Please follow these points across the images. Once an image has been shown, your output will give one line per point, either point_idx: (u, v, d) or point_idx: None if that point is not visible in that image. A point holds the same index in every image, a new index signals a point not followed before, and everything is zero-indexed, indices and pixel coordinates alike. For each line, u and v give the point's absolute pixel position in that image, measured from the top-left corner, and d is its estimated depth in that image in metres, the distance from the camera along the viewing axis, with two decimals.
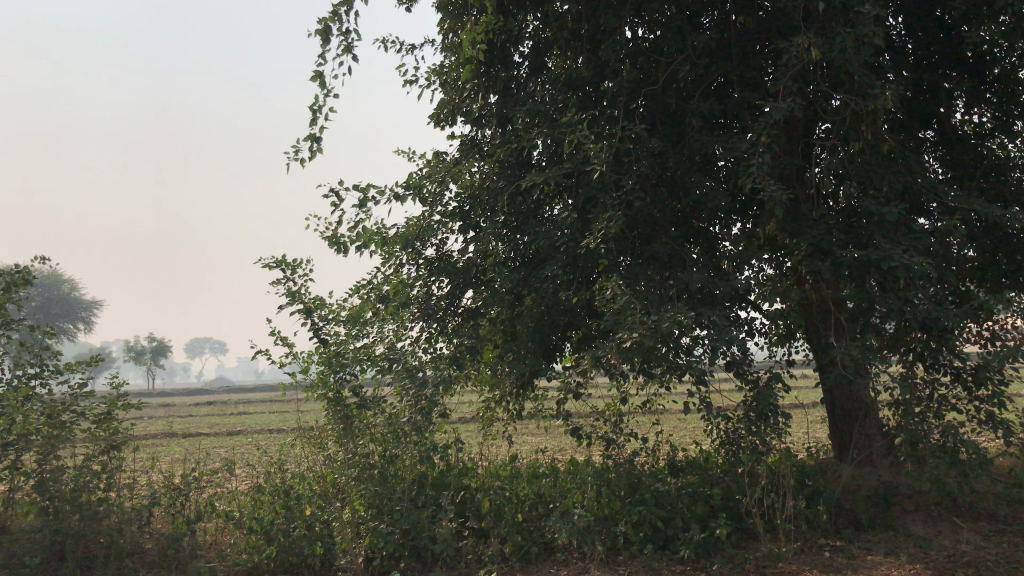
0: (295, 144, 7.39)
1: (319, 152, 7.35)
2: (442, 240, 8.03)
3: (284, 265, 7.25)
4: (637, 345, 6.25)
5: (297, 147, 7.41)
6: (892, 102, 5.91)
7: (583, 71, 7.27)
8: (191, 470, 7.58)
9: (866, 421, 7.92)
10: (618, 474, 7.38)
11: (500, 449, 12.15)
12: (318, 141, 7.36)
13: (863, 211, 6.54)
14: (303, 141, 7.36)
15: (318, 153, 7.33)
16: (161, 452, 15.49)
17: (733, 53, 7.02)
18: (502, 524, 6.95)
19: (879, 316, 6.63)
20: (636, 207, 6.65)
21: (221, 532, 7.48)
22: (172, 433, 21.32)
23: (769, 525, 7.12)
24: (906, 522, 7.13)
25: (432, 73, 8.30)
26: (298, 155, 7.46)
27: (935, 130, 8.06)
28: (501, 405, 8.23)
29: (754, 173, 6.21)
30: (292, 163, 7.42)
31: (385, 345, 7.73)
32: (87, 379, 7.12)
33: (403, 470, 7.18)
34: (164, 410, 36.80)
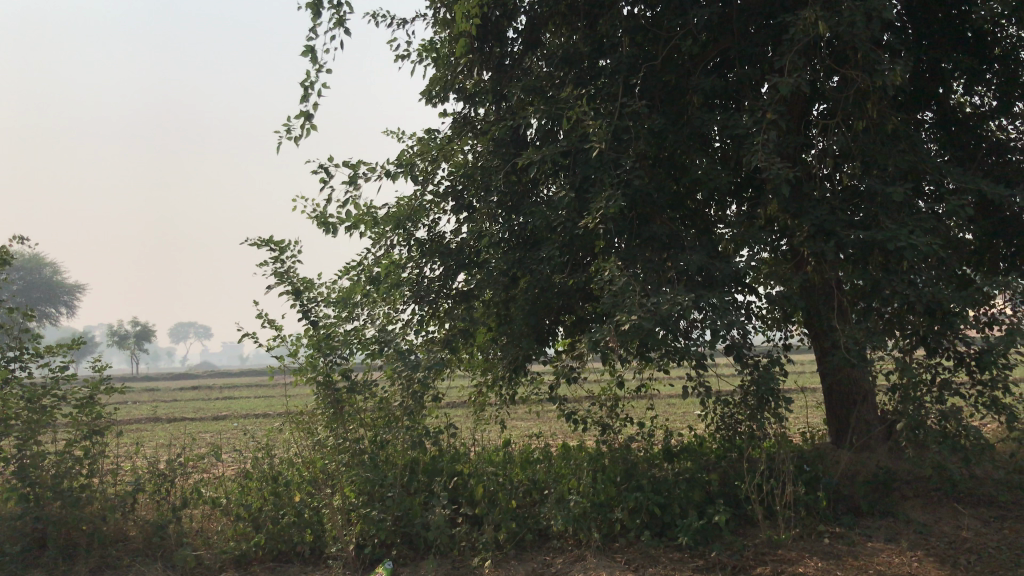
0: (288, 123, 7.24)
1: (313, 130, 7.17)
2: (434, 221, 7.85)
3: (271, 245, 7.03)
4: (636, 328, 6.09)
5: (290, 125, 7.26)
6: (900, 78, 5.77)
7: (581, 46, 7.08)
8: (176, 456, 7.40)
9: (864, 405, 7.86)
10: (613, 460, 7.26)
11: (493, 434, 12.02)
12: (311, 118, 7.17)
13: (867, 192, 6.42)
14: (297, 118, 7.16)
15: (311, 130, 7.15)
16: (143, 437, 15.25)
17: (734, 30, 6.86)
18: (496, 511, 6.80)
19: (882, 299, 6.51)
20: (636, 186, 6.48)
21: (208, 519, 7.31)
22: (158, 419, 21.13)
23: (768, 511, 7.01)
24: (905, 508, 7.03)
25: (424, 49, 8.09)
26: (291, 133, 7.31)
27: (934, 112, 7.88)
28: (494, 390, 8.08)
29: (758, 151, 6.05)
30: (285, 141, 7.26)
31: (376, 328, 7.49)
32: (69, 363, 6.90)
33: (395, 455, 7.06)
34: (148, 395, 36.54)
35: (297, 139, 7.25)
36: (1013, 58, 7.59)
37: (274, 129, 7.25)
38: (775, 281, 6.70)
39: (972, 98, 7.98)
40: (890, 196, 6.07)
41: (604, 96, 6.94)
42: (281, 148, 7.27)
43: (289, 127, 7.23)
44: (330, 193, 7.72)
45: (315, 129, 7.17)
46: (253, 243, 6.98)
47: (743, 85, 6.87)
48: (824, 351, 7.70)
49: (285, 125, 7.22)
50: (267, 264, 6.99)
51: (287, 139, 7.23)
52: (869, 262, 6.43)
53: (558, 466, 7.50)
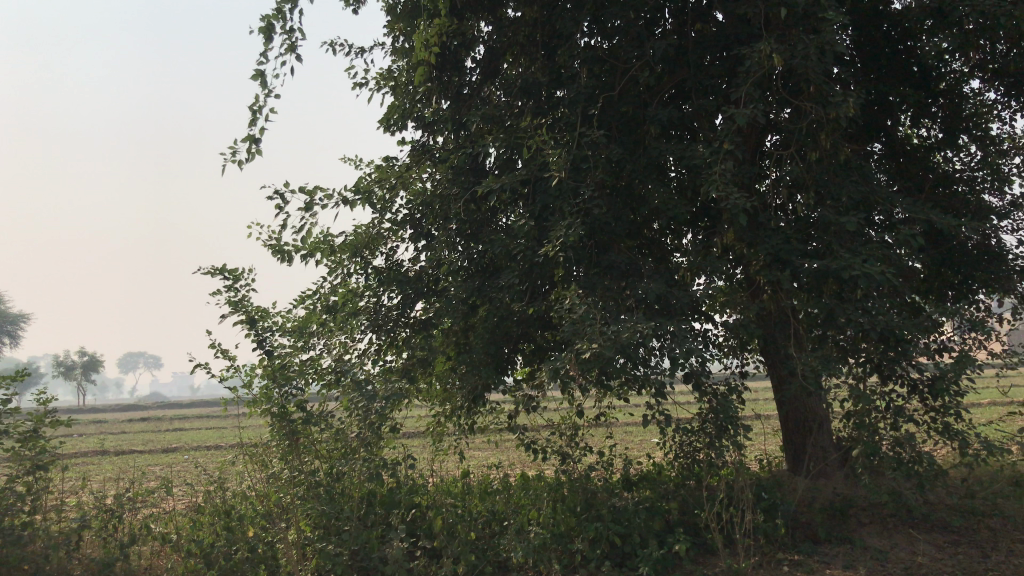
0: (233, 146, 7.16)
1: (257, 154, 7.09)
2: (392, 249, 7.79)
3: (225, 273, 6.90)
4: (596, 356, 6.09)
5: (235, 150, 7.17)
6: (852, 109, 5.91)
7: (539, 76, 7.13)
8: (124, 491, 7.20)
9: (821, 432, 7.94)
10: (572, 489, 7.22)
11: (451, 465, 11.91)
12: (257, 143, 7.09)
13: (821, 221, 6.52)
14: (242, 143, 7.08)
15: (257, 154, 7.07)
16: (89, 473, 14.78)
17: (690, 61, 6.98)
18: (455, 544, 6.69)
19: (838, 326, 6.59)
20: (594, 215, 6.51)
21: (156, 557, 7.08)
22: (104, 452, 20.57)
23: (727, 540, 7.00)
24: (862, 534, 7.08)
25: (382, 78, 8.09)
26: (236, 157, 7.21)
27: (882, 144, 8.04)
28: (452, 420, 8.00)
29: (715, 180, 6.12)
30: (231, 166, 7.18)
31: (332, 358, 7.46)
32: (12, 396, 6.67)
33: (352, 487, 6.85)
34: (95, 427, 35.56)
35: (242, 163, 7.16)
36: (957, 93, 7.82)
37: (220, 153, 7.17)
38: (732, 309, 6.77)
39: (919, 130, 8.21)
40: (844, 225, 6.19)
41: (563, 126, 6.99)
42: (227, 172, 7.18)
43: (234, 150, 7.14)
44: (285, 221, 7.64)
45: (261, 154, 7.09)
46: (204, 271, 6.84)
47: (699, 115, 6.97)
48: (781, 378, 7.77)
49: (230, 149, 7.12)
50: (221, 293, 6.86)
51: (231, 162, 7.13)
52: (824, 290, 6.53)
53: (517, 497, 7.43)
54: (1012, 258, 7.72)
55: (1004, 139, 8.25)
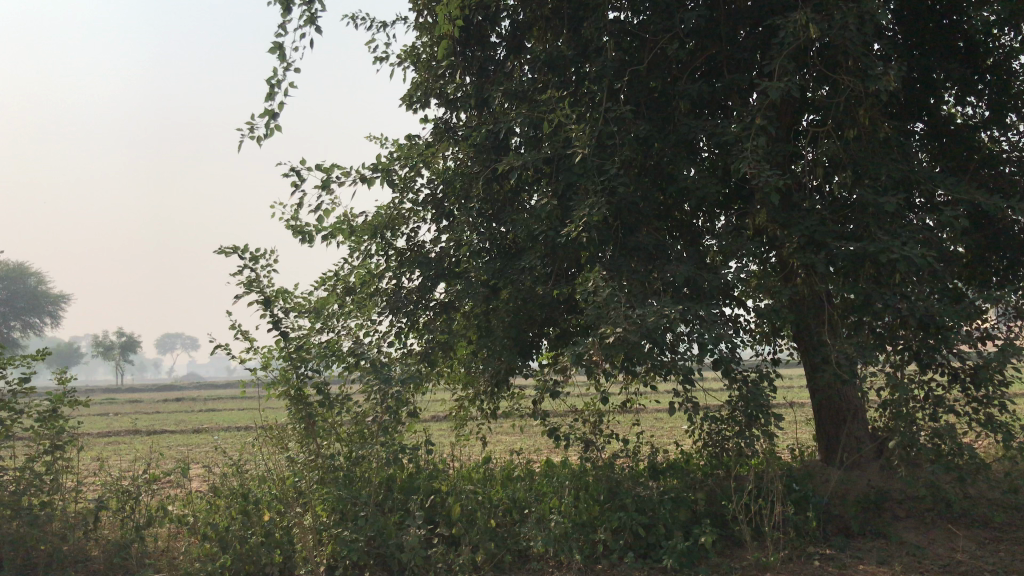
0: (251, 120, 6.96)
1: (275, 129, 6.90)
2: (413, 229, 7.61)
3: (243, 253, 6.75)
4: (621, 340, 5.85)
5: (252, 125, 6.96)
6: (893, 82, 5.59)
7: (564, 50, 6.86)
8: (142, 472, 7.07)
9: (855, 422, 7.64)
10: (596, 477, 7.02)
11: (475, 451, 11.79)
12: (276, 117, 6.90)
13: (858, 202, 6.23)
14: (260, 117, 6.89)
15: (274, 130, 6.87)
16: (116, 452, 14.81)
17: (722, 35, 6.69)
18: (474, 531, 6.53)
19: (875, 312, 6.30)
20: (620, 194, 6.26)
21: (174, 539, 6.98)
22: (134, 431, 20.77)
23: (756, 532, 6.76)
24: (898, 529, 6.81)
25: (405, 54, 7.87)
26: (253, 132, 7.02)
27: (924, 123, 7.66)
28: (475, 405, 7.83)
29: (747, 158, 5.85)
30: (247, 140, 6.98)
31: (351, 340, 7.19)
32: (31, 375, 6.57)
33: (370, 472, 6.71)
34: (128, 406, 36.06)
35: (258, 138, 6.96)
36: (1006, 68, 7.42)
37: (236, 127, 6.98)
38: (764, 293, 6.51)
39: (963, 108, 7.81)
40: (883, 205, 5.89)
41: (588, 101, 6.72)
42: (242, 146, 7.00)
43: (251, 125, 6.95)
44: (302, 199, 7.43)
45: (279, 129, 6.90)
46: (222, 250, 6.69)
47: (731, 91, 6.68)
48: (814, 365, 7.47)
49: (246, 123, 6.93)
50: (239, 272, 6.71)
51: (249, 137, 6.94)
52: (861, 274, 6.23)
53: (539, 485, 7.25)
54: None
55: None
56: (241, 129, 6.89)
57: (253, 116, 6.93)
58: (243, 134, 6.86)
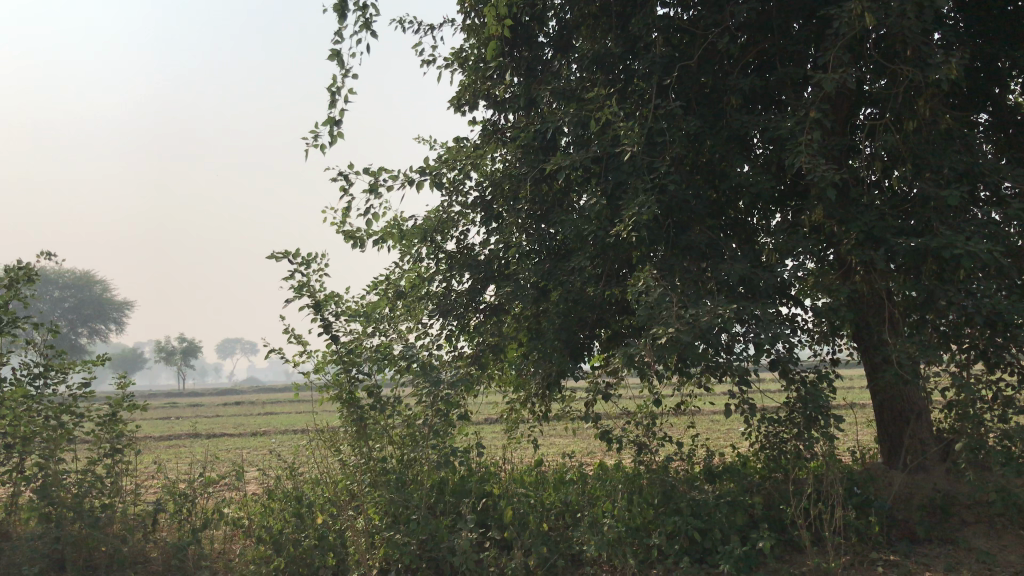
0: (314, 129, 6.97)
1: (339, 137, 6.90)
2: (463, 232, 7.59)
3: (296, 258, 6.82)
4: (673, 341, 5.74)
5: (316, 134, 6.99)
6: (956, 70, 5.38)
7: (612, 48, 6.78)
8: (199, 476, 7.16)
9: (919, 424, 7.37)
10: (650, 481, 6.91)
11: (528, 453, 11.74)
12: (338, 125, 6.91)
13: (919, 196, 6.02)
14: (324, 126, 6.91)
15: (337, 138, 6.88)
16: (177, 456, 15.13)
17: (775, 27, 6.53)
18: (526, 535, 6.47)
19: (938, 310, 6.07)
20: (671, 192, 6.14)
21: (229, 541, 7.07)
22: (194, 434, 21.19)
23: (816, 537, 6.57)
24: (966, 535, 6.55)
25: (452, 56, 7.87)
26: (316, 141, 7.03)
27: (989, 113, 7.37)
28: (526, 408, 7.77)
29: (802, 152, 5.68)
30: (312, 149, 7.00)
31: (402, 344, 7.15)
32: (91, 380, 6.69)
33: (422, 475, 6.71)
34: (188, 410, 36.85)
35: (322, 147, 6.97)
36: None
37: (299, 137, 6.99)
38: (821, 292, 6.33)
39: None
40: (946, 199, 5.67)
41: (637, 98, 6.62)
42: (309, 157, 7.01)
43: (314, 134, 6.95)
44: (350, 203, 7.48)
45: (343, 137, 6.90)
46: (273, 255, 6.76)
47: (785, 84, 6.51)
48: (874, 364, 7.23)
49: (310, 133, 6.93)
50: (291, 276, 6.78)
51: (313, 146, 6.96)
52: (923, 270, 6.01)
53: (592, 488, 7.17)
54: None
55: None
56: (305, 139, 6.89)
57: (315, 126, 6.94)
58: (308, 145, 6.88)
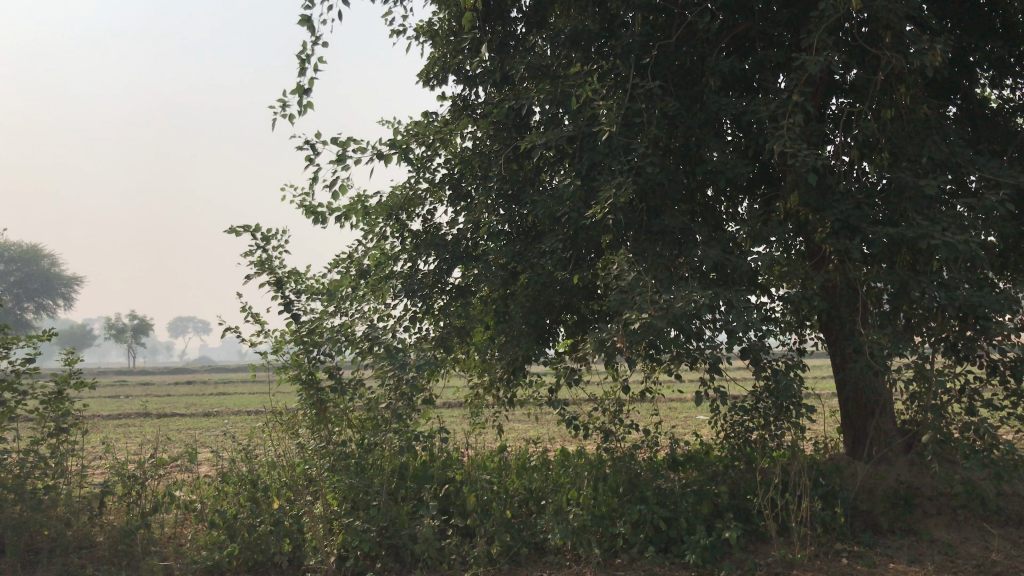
0: (284, 98, 6.67)
1: (308, 106, 6.61)
2: (430, 211, 7.36)
3: (256, 234, 6.56)
4: (646, 327, 5.61)
5: (285, 103, 6.70)
6: (939, 58, 5.32)
7: (589, 24, 6.61)
8: (148, 457, 6.87)
9: (883, 415, 7.36)
10: (616, 469, 6.80)
11: (489, 439, 11.61)
12: (307, 94, 6.61)
13: (896, 185, 5.97)
14: (292, 94, 6.60)
15: (308, 108, 6.60)
16: (124, 435, 14.72)
17: (755, 9, 6.44)
18: (489, 522, 6.31)
19: (911, 300, 6.03)
20: (647, 173, 6.00)
21: (180, 525, 6.80)
22: (146, 414, 20.68)
23: (781, 527, 6.52)
24: (928, 527, 6.55)
25: (422, 29, 7.64)
26: (285, 110, 6.75)
27: (958, 106, 7.35)
28: (491, 393, 7.62)
29: (783, 137, 5.58)
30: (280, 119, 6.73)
31: (365, 325, 6.95)
32: (36, 355, 6.33)
33: (383, 460, 6.52)
34: (140, 388, 36.14)
35: (291, 117, 6.70)
36: None
37: (268, 106, 6.72)
38: (794, 280, 6.26)
39: (999, 92, 7.50)
40: (924, 188, 5.62)
41: (614, 77, 6.47)
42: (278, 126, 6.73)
43: (283, 103, 6.67)
44: (316, 174, 7.13)
45: (312, 106, 6.61)
46: (232, 229, 6.50)
47: (763, 67, 6.42)
48: (843, 354, 7.19)
49: (280, 101, 6.67)
50: (250, 252, 6.53)
51: (281, 116, 6.68)
52: (897, 260, 5.96)
53: (556, 475, 7.04)
54: None
55: None
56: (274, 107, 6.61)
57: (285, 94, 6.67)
58: (276, 113, 6.61)
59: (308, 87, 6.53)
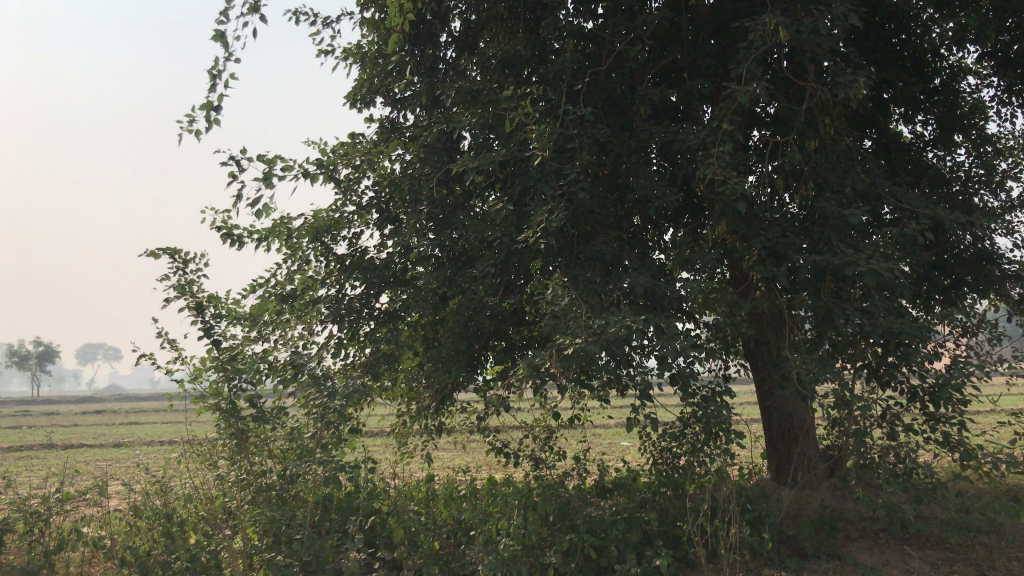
0: (190, 113, 6.27)
1: (216, 123, 6.24)
2: (356, 235, 7.22)
3: (175, 256, 6.29)
4: (579, 353, 5.56)
5: (191, 118, 6.30)
6: (862, 90, 5.49)
7: (520, 50, 6.61)
8: (54, 492, 6.46)
9: (807, 440, 7.46)
10: (546, 497, 6.70)
11: (415, 468, 11.40)
12: (216, 111, 6.25)
13: (821, 214, 6.11)
14: (199, 110, 6.24)
15: (215, 125, 6.23)
16: (26, 468, 13.92)
17: (684, 40, 6.56)
18: (418, 555, 6.11)
19: (835, 327, 6.14)
20: (578, 200, 6.00)
21: (88, 563, 6.41)
22: (51, 444, 19.73)
23: (710, 554, 6.51)
24: (852, 550, 6.62)
25: (350, 50, 7.52)
26: (191, 126, 6.36)
27: (874, 139, 7.55)
28: (419, 421, 7.47)
29: (714, 164, 5.64)
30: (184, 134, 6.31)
31: (289, 351, 6.74)
32: None
33: (306, 491, 6.26)
34: (43, 418, 34.46)
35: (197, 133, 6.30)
36: (953, 89, 7.43)
37: (173, 120, 6.32)
38: (723, 306, 6.32)
39: (910, 128, 7.78)
40: (848, 217, 5.76)
41: (546, 103, 6.47)
42: (181, 142, 6.32)
43: (190, 118, 6.29)
44: (240, 191, 6.89)
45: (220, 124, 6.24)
46: (150, 252, 6.23)
47: (692, 97, 6.52)
48: (768, 380, 7.30)
49: (186, 116, 6.26)
50: (169, 276, 6.25)
51: (187, 131, 6.28)
52: (822, 288, 6.08)
53: (484, 504, 6.91)
54: (1007, 259, 7.30)
55: (999, 138, 7.89)
56: (179, 123, 6.23)
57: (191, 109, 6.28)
58: (180, 127, 6.17)
59: (216, 103, 6.18)
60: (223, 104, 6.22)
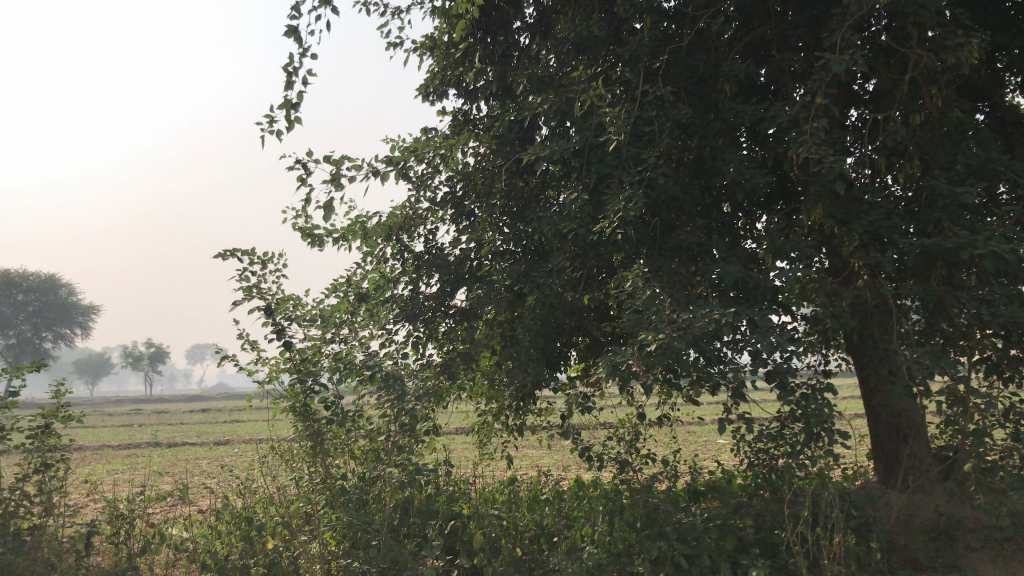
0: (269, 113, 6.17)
1: (297, 121, 6.14)
2: (431, 231, 7.02)
3: (251, 257, 6.18)
4: (663, 350, 5.19)
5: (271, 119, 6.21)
6: (975, 53, 4.95)
7: (595, 31, 6.26)
8: (137, 494, 6.43)
9: (918, 441, 6.86)
10: (634, 500, 6.35)
11: (501, 470, 11.17)
12: (295, 109, 6.12)
13: (929, 195, 5.57)
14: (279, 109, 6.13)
15: (296, 122, 6.12)
16: (128, 467, 14.34)
17: (771, 12, 6.10)
18: (499, 562, 5.85)
19: (948, 318, 5.58)
20: (659, 186, 5.63)
21: (172, 567, 6.37)
22: (155, 443, 20.38)
23: (813, 564, 6.03)
24: (972, 562, 6.05)
25: (422, 41, 7.32)
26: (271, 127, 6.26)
27: (987, 112, 6.90)
28: (499, 421, 7.23)
29: (808, 143, 5.19)
30: (266, 136, 6.23)
31: (363, 353, 6.51)
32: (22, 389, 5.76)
33: (385, 495, 6.09)
34: (153, 417, 35.88)
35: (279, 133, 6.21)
36: None
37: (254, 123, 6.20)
38: (822, 296, 5.83)
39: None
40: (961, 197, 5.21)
41: (623, 85, 6.11)
42: (264, 144, 6.24)
43: (270, 118, 6.18)
44: (310, 194, 6.77)
45: (300, 121, 6.13)
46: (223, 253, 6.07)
47: (782, 72, 6.05)
48: (874, 377, 6.74)
49: (266, 117, 6.18)
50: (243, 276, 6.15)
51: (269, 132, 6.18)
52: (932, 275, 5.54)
53: (569, 509, 6.60)
54: None
55: None
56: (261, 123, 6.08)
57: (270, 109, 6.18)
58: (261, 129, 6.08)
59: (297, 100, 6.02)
60: (301, 102, 6.10)
